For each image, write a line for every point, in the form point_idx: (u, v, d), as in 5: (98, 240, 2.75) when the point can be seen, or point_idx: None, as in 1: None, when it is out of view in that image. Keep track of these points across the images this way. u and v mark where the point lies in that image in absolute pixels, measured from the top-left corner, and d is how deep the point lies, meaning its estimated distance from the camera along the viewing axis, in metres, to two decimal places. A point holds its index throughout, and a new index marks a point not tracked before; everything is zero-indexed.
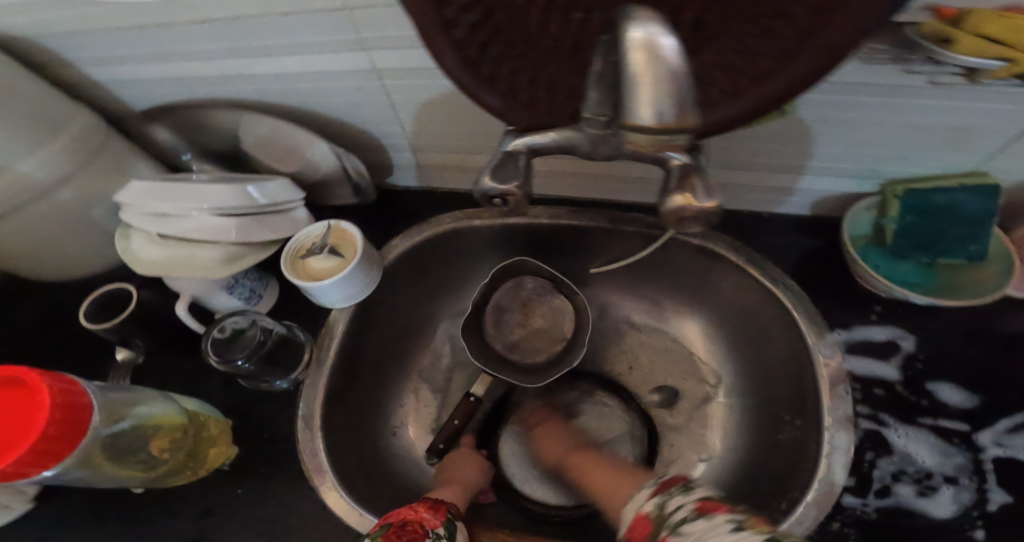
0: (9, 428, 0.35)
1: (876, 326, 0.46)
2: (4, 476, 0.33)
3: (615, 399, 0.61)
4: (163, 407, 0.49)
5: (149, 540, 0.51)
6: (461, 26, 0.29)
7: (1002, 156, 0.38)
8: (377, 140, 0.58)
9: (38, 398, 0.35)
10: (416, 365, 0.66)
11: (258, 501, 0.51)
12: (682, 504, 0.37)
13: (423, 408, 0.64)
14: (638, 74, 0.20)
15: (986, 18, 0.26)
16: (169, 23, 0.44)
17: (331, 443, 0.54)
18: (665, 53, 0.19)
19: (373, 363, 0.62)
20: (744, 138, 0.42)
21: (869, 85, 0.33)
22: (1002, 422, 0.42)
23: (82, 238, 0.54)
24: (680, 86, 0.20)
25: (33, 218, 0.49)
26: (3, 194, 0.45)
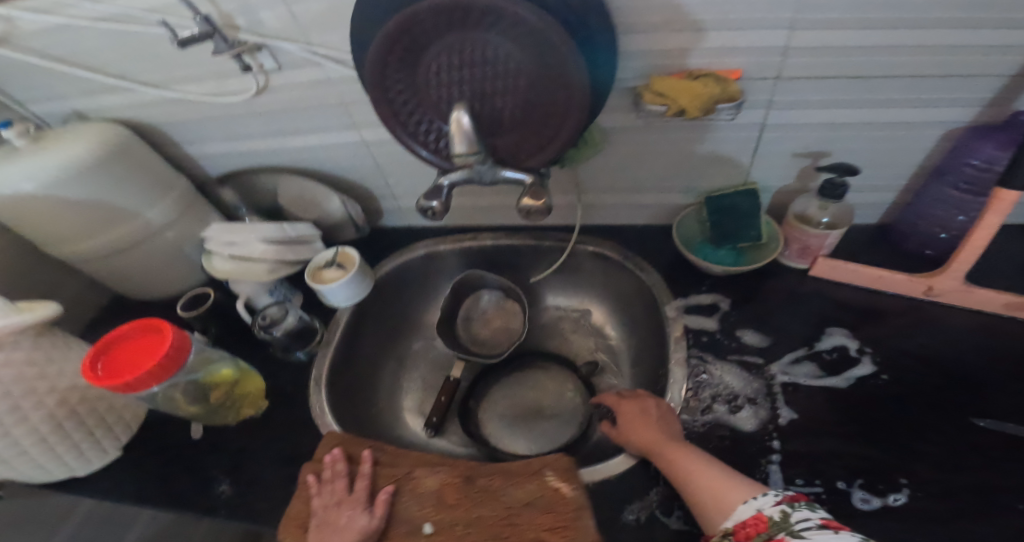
0: (144, 358, 0.55)
1: (706, 294, 0.66)
2: (139, 382, 0.52)
3: (558, 371, 0.79)
4: (225, 364, 0.68)
5: (191, 474, 0.66)
6: (404, 114, 0.56)
7: (755, 171, 0.60)
8: (372, 193, 0.83)
9: (165, 339, 0.56)
10: (402, 358, 0.85)
11: (276, 440, 0.68)
12: (807, 517, 0.39)
13: (409, 388, 0.83)
14: (453, 133, 0.47)
15: (655, 81, 0.49)
16: (239, 115, 0.71)
17: (333, 400, 0.72)
18: (464, 125, 0.47)
19: (370, 353, 0.82)
20: (597, 169, 0.65)
21: (638, 130, 0.58)
22: (787, 356, 0.60)
23: (172, 264, 0.79)
24: (469, 137, 0.47)
25: (147, 249, 0.75)
26: (135, 230, 0.71)
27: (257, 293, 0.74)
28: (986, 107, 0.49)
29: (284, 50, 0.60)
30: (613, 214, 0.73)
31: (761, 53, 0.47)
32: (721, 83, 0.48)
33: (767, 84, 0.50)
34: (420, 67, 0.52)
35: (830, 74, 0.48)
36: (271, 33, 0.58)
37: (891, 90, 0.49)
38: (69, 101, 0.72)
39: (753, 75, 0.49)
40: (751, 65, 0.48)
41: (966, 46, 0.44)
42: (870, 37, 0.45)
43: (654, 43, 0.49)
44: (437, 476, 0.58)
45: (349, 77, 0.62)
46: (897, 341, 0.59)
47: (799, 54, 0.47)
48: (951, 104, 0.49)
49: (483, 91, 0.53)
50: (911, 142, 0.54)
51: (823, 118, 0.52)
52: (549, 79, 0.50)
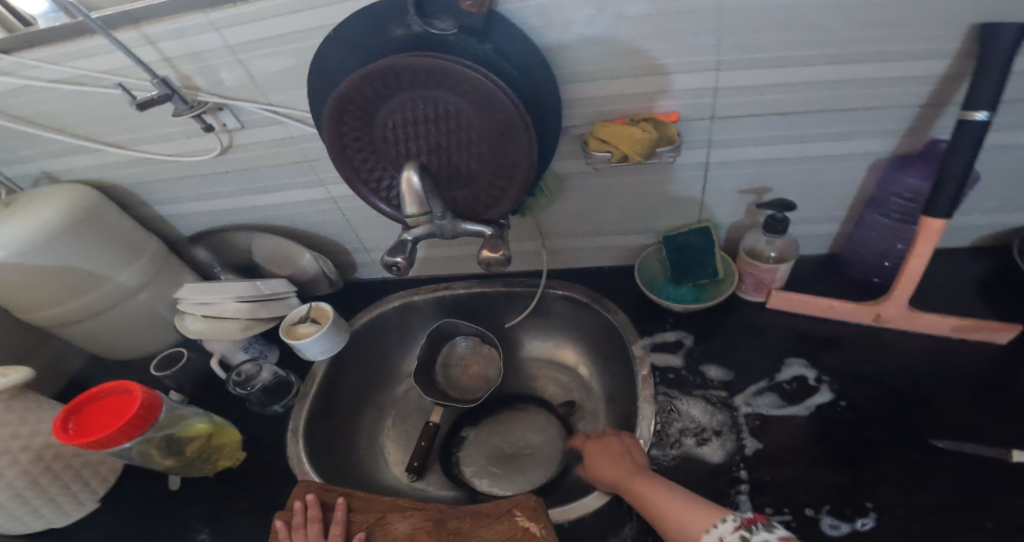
0: (112, 418, 0.55)
1: (670, 331, 0.68)
2: (107, 441, 0.52)
3: (537, 412, 0.79)
4: (198, 419, 0.67)
5: (163, 529, 0.64)
6: (365, 172, 0.58)
7: (707, 209, 0.62)
8: (344, 248, 0.84)
9: (135, 398, 0.56)
10: (385, 408, 0.85)
11: (254, 488, 0.66)
12: (767, 540, 0.41)
13: (389, 433, 0.82)
14: (405, 193, 0.49)
15: (600, 129, 0.51)
16: (207, 175, 0.73)
17: (310, 446, 0.71)
18: (414, 183, 0.49)
19: (347, 403, 0.81)
20: (558, 215, 0.67)
21: (589, 177, 0.60)
22: (750, 387, 0.61)
23: (147, 324, 0.79)
24: (419, 196, 0.49)
25: (121, 309, 0.75)
26: (108, 294, 0.72)
27: (229, 350, 0.75)
28: (903, 138, 0.52)
29: (245, 110, 0.62)
30: (577, 258, 0.75)
31: (692, 95, 0.50)
32: (656, 127, 0.51)
33: (703, 124, 0.52)
34: (376, 125, 0.54)
35: (762, 112, 0.50)
36: (232, 93, 0.60)
37: (819, 125, 0.51)
38: (39, 163, 0.74)
39: (690, 116, 0.52)
40: (688, 106, 0.51)
41: (880, 79, 0.47)
42: (793, 76, 0.47)
43: (592, 92, 0.51)
44: (408, 521, 0.59)
45: (310, 135, 0.64)
46: (854, 367, 0.60)
47: (728, 94, 0.49)
48: (877, 136, 0.52)
49: (438, 144, 0.55)
50: (847, 174, 0.56)
51: (764, 154, 0.54)
52: (497, 132, 0.52)
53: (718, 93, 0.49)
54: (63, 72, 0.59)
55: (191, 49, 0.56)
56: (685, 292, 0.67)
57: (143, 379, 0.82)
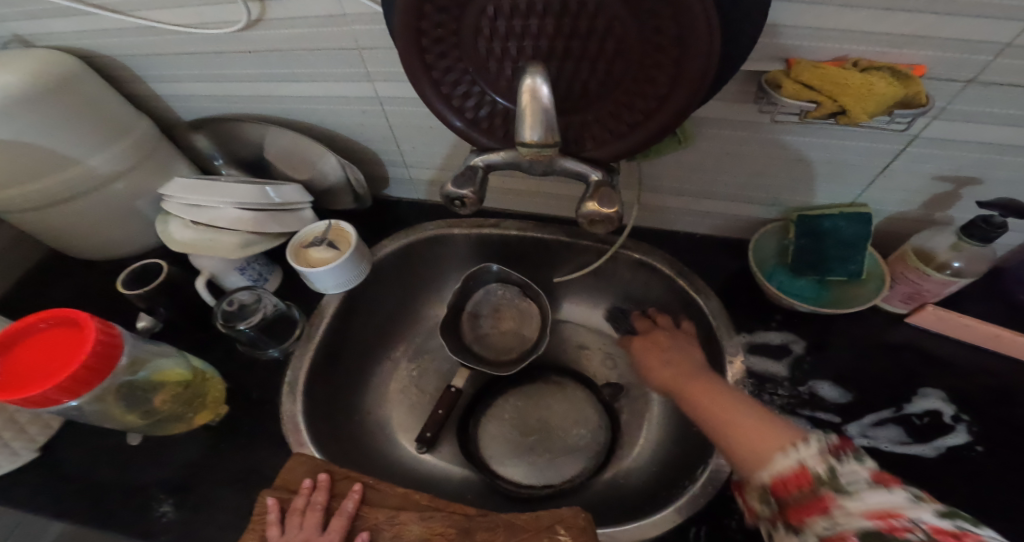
0: (54, 361, 0.40)
1: (775, 331, 0.55)
2: (45, 398, 0.38)
3: (578, 388, 0.66)
4: (173, 362, 0.52)
5: (123, 488, 0.51)
6: (438, 70, 0.41)
7: (871, 191, 0.49)
8: (377, 157, 0.68)
9: (84, 336, 0.41)
10: (397, 350, 0.71)
11: (236, 455, 0.52)
12: (851, 473, 0.32)
13: (402, 388, 0.69)
14: (524, 106, 0.34)
15: (804, 69, 0.37)
16: (221, 51, 0.56)
17: (309, 406, 0.57)
18: (541, 96, 0.34)
19: (357, 349, 0.66)
20: (668, 164, 0.53)
21: (733, 121, 0.45)
22: (869, 416, 0.49)
23: (124, 223, 0.64)
24: (545, 116, 0.34)
25: (92, 203, 0.59)
26: (74, 183, 0.55)
27: (224, 273, 0.60)
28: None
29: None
30: (668, 217, 0.62)
31: (959, 47, 0.35)
32: (905, 84, 0.35)
33: (952, 88, 0.37)
34: (468, 10, 0.38)
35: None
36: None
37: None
38: (11, 26, 0.57)
39: (935, 75, 0.37)
40: (941, 62, 0.36)
41: None
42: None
43: (807, 17, 0.35)
44: (424, 523, 0.45)
45: (369, 14, 0.47)
46: (1003, 413, 0.49)
47: (1018, 53, 0.34)
48: None
49: (552, 50, 0.39)
50: None
51: (995, 138, 0.40)
52: (650, 46, 0.37)
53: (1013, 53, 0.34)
54: None
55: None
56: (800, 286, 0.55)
57: (112, 289, 0.67)
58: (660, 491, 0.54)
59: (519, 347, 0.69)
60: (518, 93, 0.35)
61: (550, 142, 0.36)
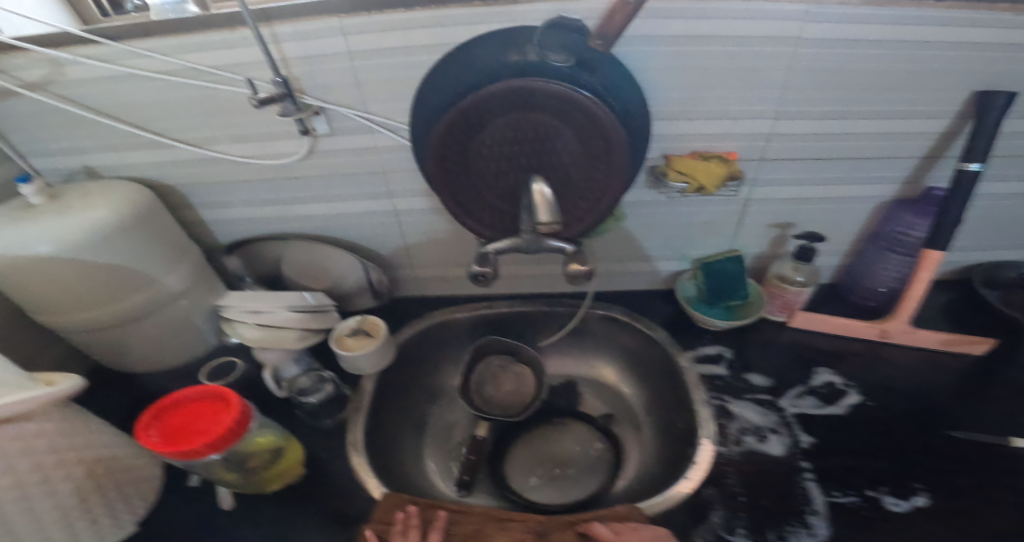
0: (202, 423, 0.50)
1: (711, 344, 0.75)
2: (199, 450, 0.47)
3: (579, 423, 0.79)
4: (260, 432, 0.59)
5: None
6: (455, 186, 0.64)
7: (739, 238, 0.75)
8: (385, 263, 0.85)
9: (229, 403, 0.51)
10: (420, 416, 0.80)
11: (320, 504, 0.59)
12: None
13: (435, 447, 0.78)
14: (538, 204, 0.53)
15: (676, 161, 0.63)
16: (268, 179, 0.73)
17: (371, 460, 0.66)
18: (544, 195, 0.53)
19: (391, 419, 0.76)
20: (614, 238, 0.76)
21: (648, 203, 0.70)
22: (791, 391, 0.68)
23: (176, 339, 0.72)
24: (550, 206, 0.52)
25: (156, 318, 0.68)
26: (149, 300, 0.66)
27: (284, 362, 0.72)
28: (904, 184, 0.68)
29: (342, 116, 0.65)
30: (619, 281, 0.83)
31: (750, 139, 0.63)
32: (725, 164, 0.63)
33: (753, 163, 0.65)
34: (475, 144, 0.60)
35: (803, 156, 0.65)
36: (334, 98, 0.63)
37: (839, 170, 0.66)
38: (86, 155, 0.70)
39: (748, 157, 0.65)
40: (746, 149, 0.64)
41: (892, 134, 0.63)
42: (829, 126, 0.62)
43: (671, 129, 0.62)
44: (506, 532, 0.54)
45: (396, 146, 0.68)
46: (878, 372, 0.70)
47: (778, 139, 0.63)
48: (882, 183, 0.68)
49: (532, 164, 0.62)
50: (852, 215, 0.72)
51: (793, 194, 0.69)
52: (591, 155, 0.60)
53: (771, 136, 0.63)
54: (174, 55, 0.59)
55: (317, 50, 0.59)
56: (722, 302, 0.76)
57: (150, 395, 0.73)
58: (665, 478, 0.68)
59: (521, 400, 0.81)
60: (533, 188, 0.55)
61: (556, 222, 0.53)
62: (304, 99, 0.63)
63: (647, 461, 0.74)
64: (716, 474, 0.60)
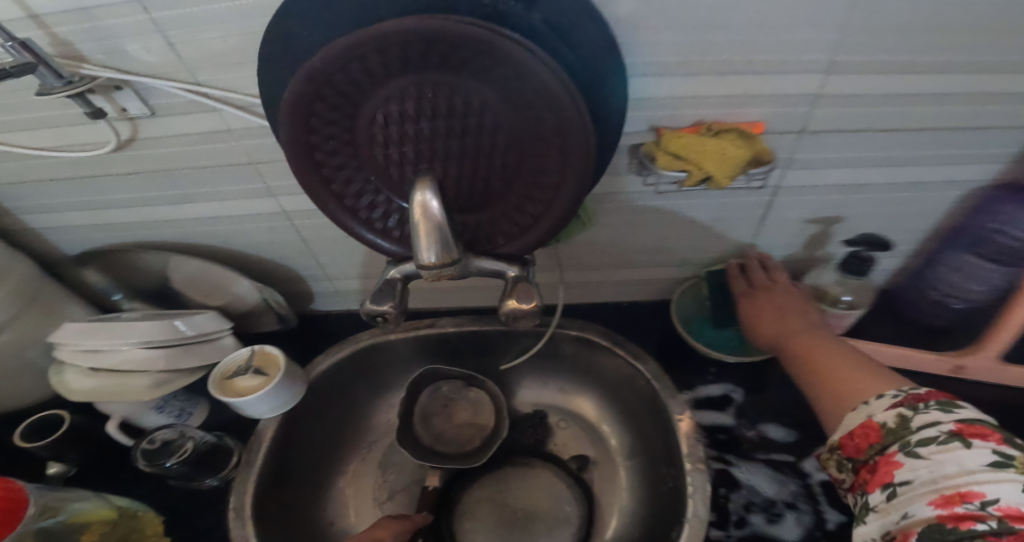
0: None
1: (714, 383, 0.60)
2: None
3: (546, 467, 0.64)
4: (93, 504, 0.50)
5: None
6: (338, 182, 0.44)
7: (759, 238, 0.56)
8: (297, 273, 0.68)
9: None
10: (355, 457, 0.67)
11: None
12: (934, 422, 0.32)
13: (363, 494, 0.64)
14: (416, 224, 0.34)
15: (669, 140, 0.41)
16: (97, 175, 0.54)
17: (262, 534, 0.52)
18: (431, 212, 0.34)
19: (305, 469, 0.62)
20: (581, 242, 0.56)
21: (627, 195, 0.49)
22: (819, 450, 0.54)
23: (14, 381, 0.59)
24: (437, 233, 0.34)
25: None
26: None
27: (144, 414, 0.56)
28: (1011, 165, 0.46)
29: (157, 91, 0.45)
30: (592, 290, 0.65)
31: (784, 104, 0.40)
32: (746, 142, 0.41)
33: (788, 138, 0.43)
34: (357, 118, 0.40)
35: (867, 130, 0.43)
36: (137, 67, 0.42)
37: (914, 146, 0.44)
38: None
39: (775, 128, 0.42)
40: (775, 117, 0.41)
41: (1013, 92, 0.39)
42: (911, 83, 0.39)
43: (664, 90, 0.40)
44: None
45: (254, 128, 0.48)
46: None
47: (826, 104, 0.40)
48: (976, 163, 0.46)
49: (451, 148, 0.42)
50: (916, 204, 0.51)
51: (837, 180, 0.48)
52: (534, 135, 0.39)
53: (816, 102, 0.40)
54: None
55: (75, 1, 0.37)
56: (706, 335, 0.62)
57: (4, 446, 0.60)
58: None
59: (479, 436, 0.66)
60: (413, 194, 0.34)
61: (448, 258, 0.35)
62: (81, 71, 0.41)
63: (624, 519, 0.59)
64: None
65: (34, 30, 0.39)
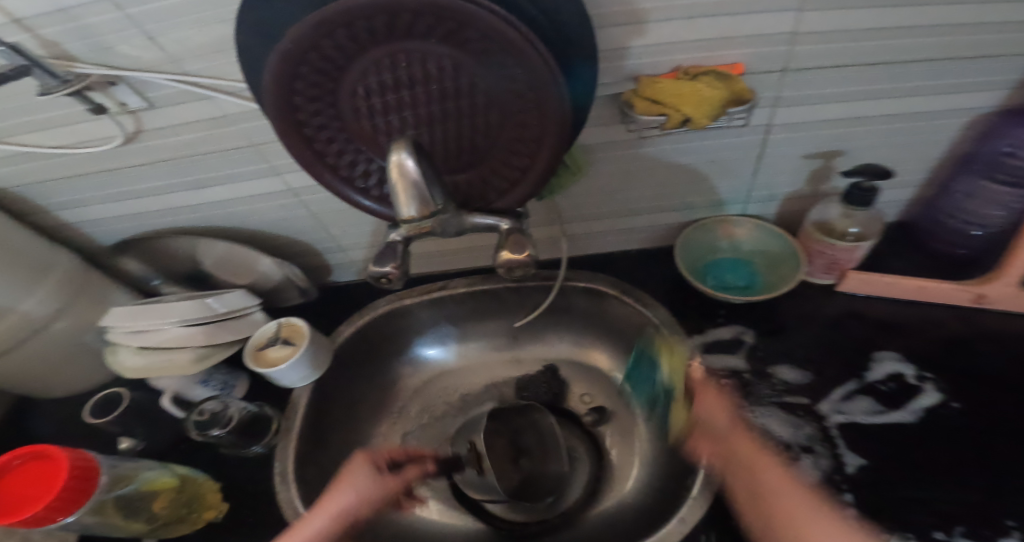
0: (31, 490, 0.43)
1: (724, 327, 0.60)
2: (37, 520, 0.42)
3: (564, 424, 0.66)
4: (158, 473, 0.55)
5: None
6: (331, 155, 0.44)
7: (760, 176, 0.55)
8: (313, 248, 0.72)
9: (57, 463, 0.44)
10: (385, 421, 0.71)
11: None
12: None
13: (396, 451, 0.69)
14: (396, 181, 0.35)
15: (646, 86, 0.41)
16: (116, 167, 0.57)
17: (305, 489, 0.57)
18: (409, 169, 0.35)
19: (342, 429, 0.67)
20: (579, 195, 0.57)
21: (620, 143, 0.49)
22: (837, 393, 0.53)
23: (77, 362, 0.65)
24: (418, 190, 0.35)
25: (33, 349, 0.60)
26: (9, 333, 0.57)
27: (190, 388, 0.61)
28: (1005, 90, 0.47)
29: (150, 83, 0.47)
30: (598, 242, 0.65)
31: (765, 42, 0.41)
32: (727, 83, 0.41)
33: (774, 78, 0.44)
34: (340, 92, 0.41)
35: (851, 44, 0.41)
36: (125, 62, 0.44)
37: (911, 78, 0.45)
38: None
39: (756, 64, 0.42)
40: (754, 57, 0.42)
41: None
42: None
43: (637, 37, 0.40)
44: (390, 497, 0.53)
45: (247, 111, 0.50)
46: (960, 361, 0.54)
47: (807, 41, 0.41)
48: (979, 70, 0.45)
49: (435, 114, 0.42)
50: (921, 122, 0.50)
51: (831, 107, 0.47)
52: (512, 91, 0.39)
53: (794, 39, 0.40)
54: None
55: (55, 3, 0.39)
56: (712, 277, 0.62)
57: (78, 423, 0.67)
58: (660, 494, 0.56)
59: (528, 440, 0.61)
60: (390, 154, 0.35)
61: (430, 213, 0.37)
62: (74, 69, 0.44)
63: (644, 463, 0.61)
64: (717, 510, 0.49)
65: (21, 34, 0.42)
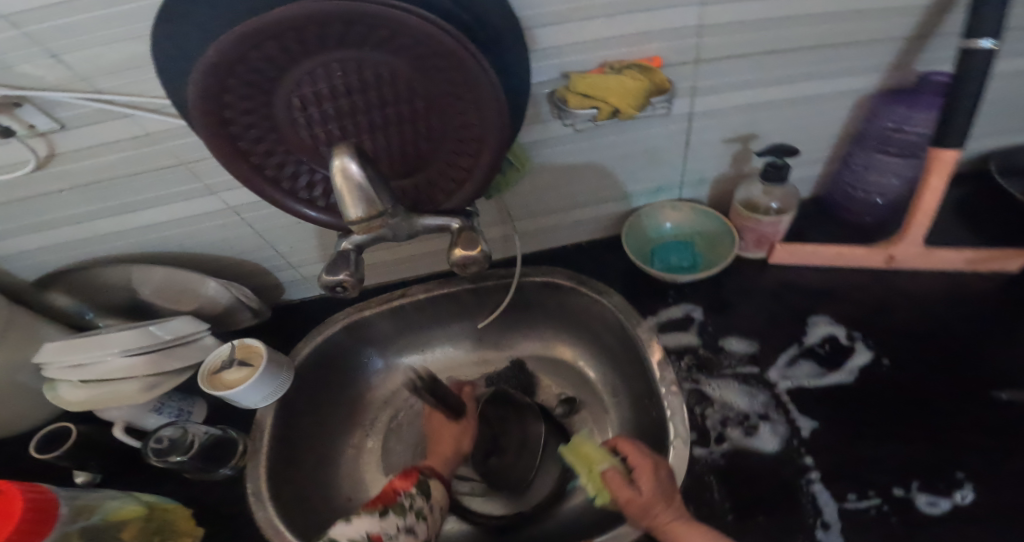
0: None
1: (675, 306, 0.63)
2: None
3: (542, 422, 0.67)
4: (123, 502, 0.53)
5: None
6: (270, 168, 0.44)
7: (689, 162, 0.59)
8: (263, 266, 0.70)
9: (9, 499, 0.42)
10: (356, 434, 0.70)
11: None
12: None
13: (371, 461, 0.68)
14: (340, 188, 0.36)
15: (577, 82, 0.44)
16: (33, 196, 0.54)
17: (282, 507, 0.56)
18: (351, 173, 0.36)
19: (311, 445, 0.65)
20: (526, 192, 0.59)
21: (561, 138, 0.52)
22: (782, 359, 0.57)
23: (10, 406, 0.61)
24: (364, 191, 0.36)
25: None
26: None
27: (141, 416, 0.58)
28: (889, 71, 0.52)
29: (62, 103, 0.45)
30: (549, 237, 0.68)
31: (675, 35, 0.44)
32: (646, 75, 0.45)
33: (686, 69, 0.47)
34: (273, 104, 0.41)
35: (749, 34, 0.45)
36: (33, 82, 0.42)
37: (809, 63, 0.50)
38: None
39: (670, 55, 0.45)
40: (668, 50, 0.45)
41: None
42: None
43: (561, 37, 0.42)
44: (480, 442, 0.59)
45: (173, 128, 0.49)
46: (882, 318, 0.60)
47: (711, 33, 0.44)
48: (864, 53, 0.50)
49: (374, 121, 0.43)
50: (823, 103, 0.55)
51: (742, 93, 0.51)
52: (447, 92, 0.40)
53: (700, 32, 0.44)
54: None
55: None
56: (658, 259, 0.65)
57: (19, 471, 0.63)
58: None
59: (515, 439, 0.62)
60: (332, 162, 0.36)
61: (377, 213, 0.37)
62: None
63: None
64: (692, 483, 0.50)
65: None
